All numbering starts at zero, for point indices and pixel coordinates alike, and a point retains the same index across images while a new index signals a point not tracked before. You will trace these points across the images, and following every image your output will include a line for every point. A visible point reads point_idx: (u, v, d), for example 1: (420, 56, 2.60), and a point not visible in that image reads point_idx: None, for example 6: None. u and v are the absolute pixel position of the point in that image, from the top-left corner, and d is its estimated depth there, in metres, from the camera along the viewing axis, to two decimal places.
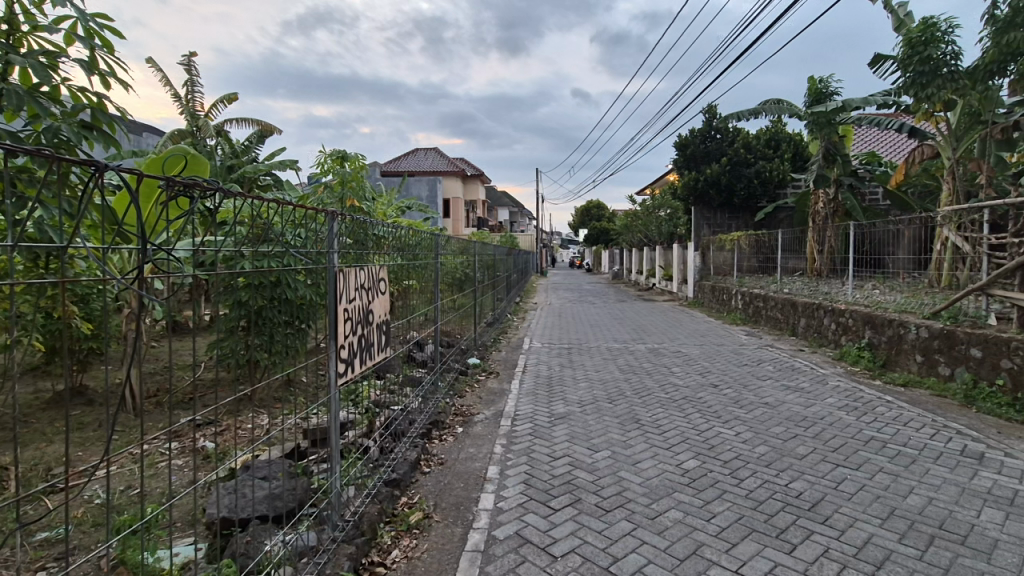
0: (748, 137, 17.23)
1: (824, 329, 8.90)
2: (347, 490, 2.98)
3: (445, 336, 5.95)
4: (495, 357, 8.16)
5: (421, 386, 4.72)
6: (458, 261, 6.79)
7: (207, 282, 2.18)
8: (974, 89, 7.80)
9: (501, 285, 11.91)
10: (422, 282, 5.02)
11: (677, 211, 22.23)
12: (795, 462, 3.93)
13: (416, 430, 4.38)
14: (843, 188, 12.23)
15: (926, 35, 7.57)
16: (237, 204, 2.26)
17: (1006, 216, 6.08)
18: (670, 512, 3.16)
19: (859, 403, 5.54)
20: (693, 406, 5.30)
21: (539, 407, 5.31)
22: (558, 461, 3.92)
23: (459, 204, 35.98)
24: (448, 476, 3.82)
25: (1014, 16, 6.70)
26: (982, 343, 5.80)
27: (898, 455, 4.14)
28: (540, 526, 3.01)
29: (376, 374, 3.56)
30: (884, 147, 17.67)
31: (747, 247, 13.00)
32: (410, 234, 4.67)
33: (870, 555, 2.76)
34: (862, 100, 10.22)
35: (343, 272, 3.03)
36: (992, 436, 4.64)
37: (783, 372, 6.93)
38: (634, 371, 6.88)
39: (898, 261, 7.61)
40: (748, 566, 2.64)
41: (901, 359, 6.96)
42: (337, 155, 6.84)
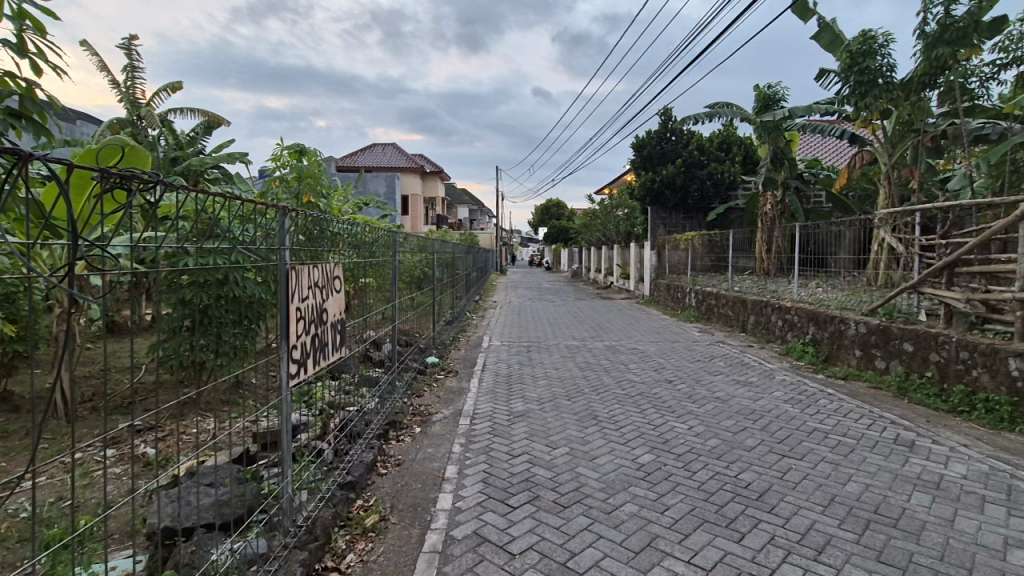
0: (702, 139, 17.80)
1: (771, 325, 9.29)
2: (299, 495, 2.90)
3: (403, 335, 5.87)
4: (454, 356, 8.09)
5: (378, 386, 4.64)
6: (417, 259, 6.71)
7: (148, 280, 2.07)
8: (908, 100, 8.30)
9: (461, 284, 11.88)
10: (380, 280, 4.94)
11: (634, 211, 22.68)
12: (743, 454, 4.09)
13: (372, 431, 4.29)
14: (789, 190, 12.81)
15: (865, 46, 7.96)
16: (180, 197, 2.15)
17: (935, 219, 6.51)
18: (626, 506, 3.22)
19: (802, 396, 5.82)
20: (648, 401, 5.44)
21: (499, 406, 5.30)
22: (516, 459, 3.94)
23: (418, 202, 35.56)
24: (404, 477, 3.77)
25: (942, 32, 7.16)
26: (914, 338, 6.18)
27: (838, 445, 4.37)
28: (498, 525, 3.01)
29: (331, 374, 3.48)
30: (826, 153, 18.69)
31: (700, 247, 13.42)
32: (367, 232, 4.58)
33: (811, 540, 2.90)
34: (806, 109, 10.72)
35: (297, 270, 2.94)
36: (921, 425, 4.97)
37: (734, 367, 7.19)
38: (592, 368, 6.98)
39: (840, 260, 8.05)
40: (700, 555, 2.73)
41: (841, 354, 7.37)
42: (294, 150, 6.62)
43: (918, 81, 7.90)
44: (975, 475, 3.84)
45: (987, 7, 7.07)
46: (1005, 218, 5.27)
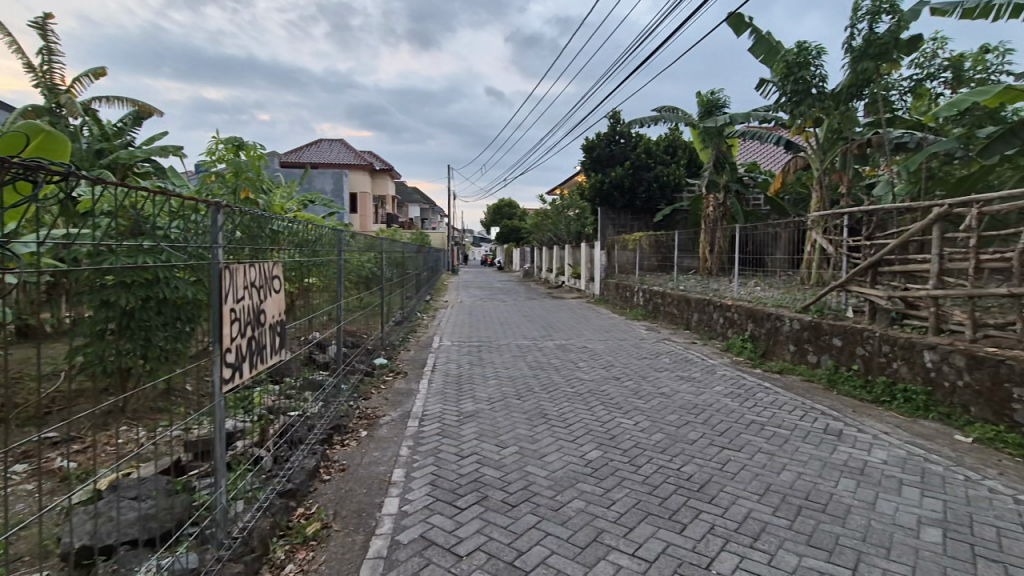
0: (649, 142, 18.32)
1: (713, 322, 9.68)
2: (234, 505, 2.77)
3: (349, 336, 5.71)
4: (403, 357, 7.96)
5: (322, 390, 4.50)
6: (365, 258, 6.55)
7: (67, 279, 1.93)
8: (838, 109, 8.76)
9: (411, 284, 11.69)
10: (324, 280, 4.78)
11: (585, 211, 23.06)
12: (686, 447, 4.23)
13: (316, 437, 4.16)
14: (731, 193, 13.39)
15: (800, 57, 8.39)
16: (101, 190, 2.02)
17: (861, 222, 6.96)
18: (574, 503, 3.26)
19: (741, 389, 6.09)
20: (597, 398, 5.55)
21: (448, 407, 5.26)
22: (465, 460, 3.91)
23: (367, 200, 34.78)
24: (349, 482, 3.66)
25: (867, 47, 7.67)
26: (842, 333, 6.59)
27: (773, 436, 4.59)
28: (446, 527, 2.98)
29: (270, 378, 3.35)
30: (764, 158, 19.68)
31: (647, 247, 13.80)
32: (310, 230, 4.42)
33: (748, 528, 3.03)
34: (746, 115, 11.22)
35: (231, 269, 2.78)
36: (848, 415, 5.30)
37: (678, 363, 7.43)
38: (542, 367, 7.04)
39: (776, 260, 8.49)
40: (644, 548, 2.80)
41: (777, 349, 7.76)
42: (231, 144, 6.29)
43: (846, 92, 8.42)
44: (894, 460, 4.14)
45: (906, 24, 7.61)
46: (922, 221, 5.69)
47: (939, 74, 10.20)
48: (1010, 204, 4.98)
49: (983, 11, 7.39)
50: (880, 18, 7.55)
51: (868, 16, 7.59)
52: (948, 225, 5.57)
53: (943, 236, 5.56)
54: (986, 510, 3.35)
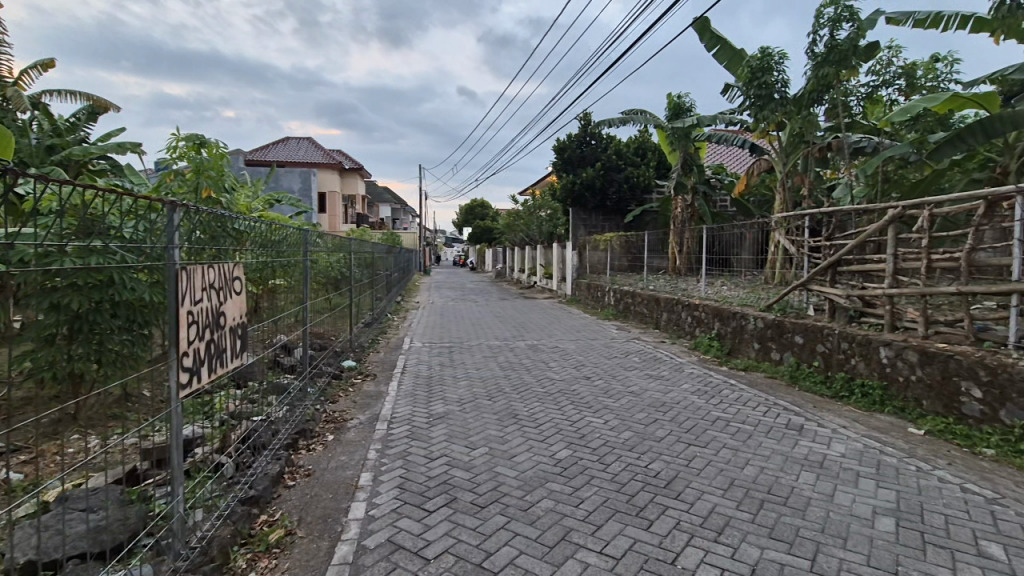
0: (619, 144, 18.57)
1: (681, 321, 9.86)
2: (192, 513, 2.68)
3: (317, 338, 5.61)
4: (372, 358, 7.85)
5: (288, 394, 4.41)
6: (333, 259, 6.45)
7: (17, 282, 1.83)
8: (800, 114, 9.00)
9: (381, 285, 11.56)
10: (290, 281, 4.68)
11: (556, 212, 23.21)
12: (653, 444, 4.30)
13: (281, 442, 4.06)
14: (699, 195, 13.67)
15: (763, 62, 8.62)
16: (54, 189, 1.90)
17: (821, 223, 7.20)
18: (543, 502, 3.27)
19: (708, 387, 6.23)
20: (567, 398, 5.58)
21: (418, 408, 5.21)
22: (434, 462, 3.88)
23: (336, 200, 34.21)
24: (314, 488, 3.59)
25: (828, 54, 7.92)
26: (804, 331, 6.79)
27: (738, 431, 4.71)
28: (414, 530, 2.95)
29: (232, 382, 3.26)
30: (731, 160, 20.18)
31: (618, 248, 13.97)
32: (275, 230, 4.32)
33: (713, 523, 3.10)
34: (713, 118, 11.47)
35: (188, 270, 2.68)
36: (809, 410, 5.48)
37: (647, 362, 7.55)
38: (514, 367, 7.05)
39: (742, 260, 8.69)
40: (611, 545, 2.83)
41: (743, 347, 7.96)
42: (192, 141, 6.05)
43: (808, 96, 8.68)
44: (852, 453, 4.29)
45: (864, 33, 7.91)
46: (878, 222, 5.93)
47: (894, 81, 10.64)
48: (958, 207, 5.23)
49: (934, 22, 7.74)
50: (840, 26, 7.82)
51: (830, 23, 7.85)
52: (902, 227, 5.82)
53: (898, 237, 5.80)
54: (936, 499, 3.51)
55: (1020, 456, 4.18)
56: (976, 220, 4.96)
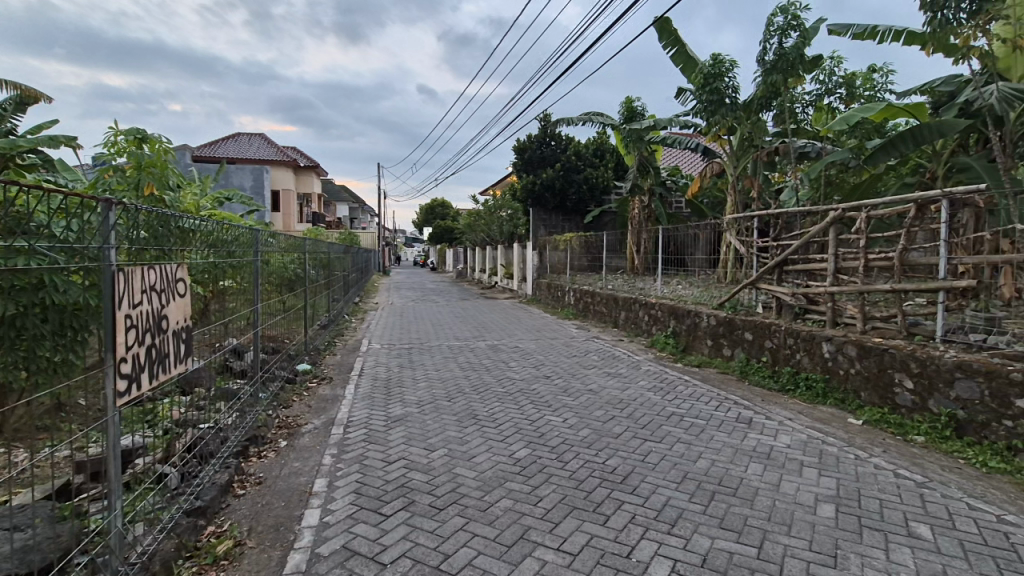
0: (579, 146, 18.83)
1: (639, 320, 10.09)
2: (132, 528, 2.55)
3: (269, 341, 5.43)
4: (328, 361, 7.66)
5: (237, 399, 4.26)
6: (287, 259, 6.27)
7: None
8: (750, 119, 9.35)
9: (338, 286, 11.31)
10: (240, 283, 4.52)
11: (517, 212, 23.31)
12: (611, 441, 4.38)
13: (230, 450, 3.92)
14: (655, 196, 14.03)
15: (715, 68, 8.89)
16: None
17: (769, 225, 7.52)
18: (502, 502, 3.28)
19: (664, 384, 6.40)
20: (527, 397, 5.62)
21: (375, 411, 5.13)
22: (392, 465, 3.83)
23: (291, 198, 33.25)
24: (266, 496, 3.48)
25: (777, 62, 8.24)
26: (753, 328, 7.07)
27: (691, 426, 4.86)
28: (370, 536, 2.90)
29: (177, 388, 3.12)
30: (686, 163, 20.80)
31: (577, 248, 14.16)
32: (225, 229, 4.17)
33: (666, 516, 3.18)
34: (668, 121, 11.77)
35: (125, 271, 2.52)
36: (758, 403, 5.71)
37: (606, 360, 7.68)
38: (473, 368, 7.04)
39: (697, 260, 8.96)
40: (568, 541, 2.87)
41: (697, 344, 8.22)
42: (133, 136, 5.68)
43: (757, 102, 9.01)
44: (796, 444, 4.50)
45: (809, 43, 8.28)
46: (821, 223, 6.24)
47: (835, 90, 11.21)
48: (892, 209, 5.57)
49: (871, 34, 8.19)
50: (787, 35, 8.17)
51: (779, 31, 8.18)
52: (842, 228, 6.15)
53: (839, 238, 6.11)
54: (871, 485, 3.73)
55: (946, 442, 4.49)
56: (908, 222, 5.30)
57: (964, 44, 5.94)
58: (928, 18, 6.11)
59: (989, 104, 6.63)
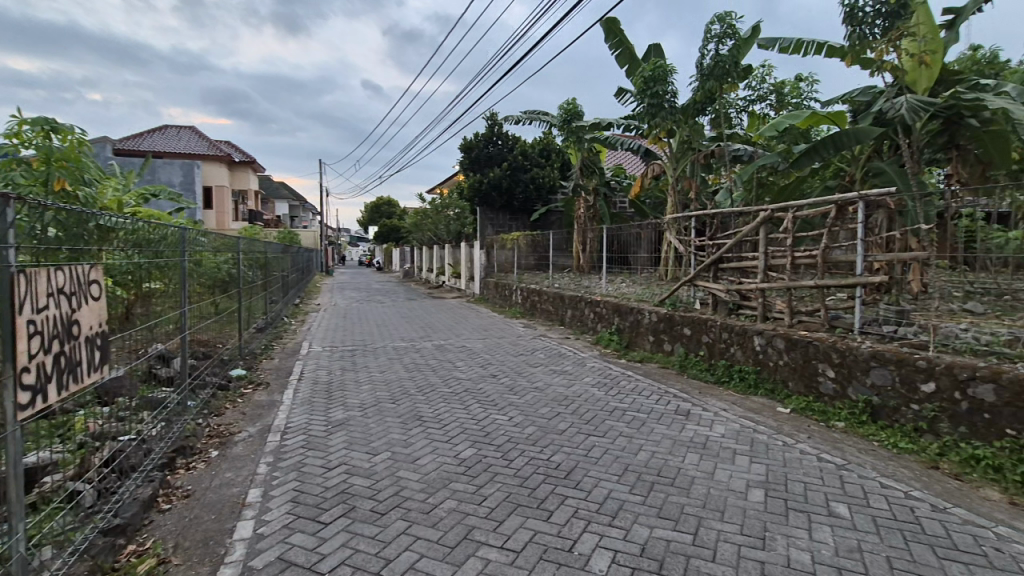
0: (525, 145, 18.97)
1: (584, 317, 10.29)
2: (39, 553, 2.35)
3: (199, 346, 5.15)
4: (265, 366, 7.35)
5: (163, 408, 4.01)
6: (220, 259, 5.97)
7: None
8: (688, 122, 9.70)
9: (277, 287, 10.89)
10: (168, 284, 4.27)
11: (464, 211, 23.22)
12: (555, 437, 4.44)
13: (155, 462, 3.69)
14: (600, 196, 14.35)
15: (654, 73, 9.19)
16: None
17: (705, 224, 7.85)
18: (445, 503, 3.26)
19: (607, 379, 6.56)
20: (473, 396, 5.61)
21: (315, 416, 4.97)
22: (332, 471, 3.72)
23: (226, 195, 31.65)
24: (194, 510, 3.30)
25: (713, 68, 8.60)
26: (691, 324, 7.37)
27: (632, 419, 5.01)
28: (307, 545, 2.81)
29: (94, 398, 2.92)
30: (629, 163, 21.40)
31: (524, 247, 14.27)
32: (151, 228, 3.93)
33: (607, 508, 3.27)
34: (611, 122, 12.05)
35: (27, 273, 2.31)
36: (695, 396, 5.96)
37: (552, 358, 7.78)
38: (420, 368, 6.95)
39: (639, 258, 9.23)
40: (512, 539, 2.88)
41: (639, 340, 8.47)
42: (40, 125, 5.12)
43: (694, 106, 9.37)
44: (730, 433, 4.73)
45: (743, 51, 8.70)
46: (752, 223, 6.58)
47: (766, 96, 11.84)
48: (816, 209, 5.95)
49: (796, 48, 8.72)
50: (723, 42, 8.54)
51: (715, 38, 8.54)
52: (771, 227, 6.51)
53: (768, 237, 6.47)
54: (797, 469, 3.97)
55: (863, 426, 4.85)
56: (830, 222, 5.68)
57: (879, 57, 6.41)
58: (848, 31, 6.58)
59: (899, 114, 7.21)
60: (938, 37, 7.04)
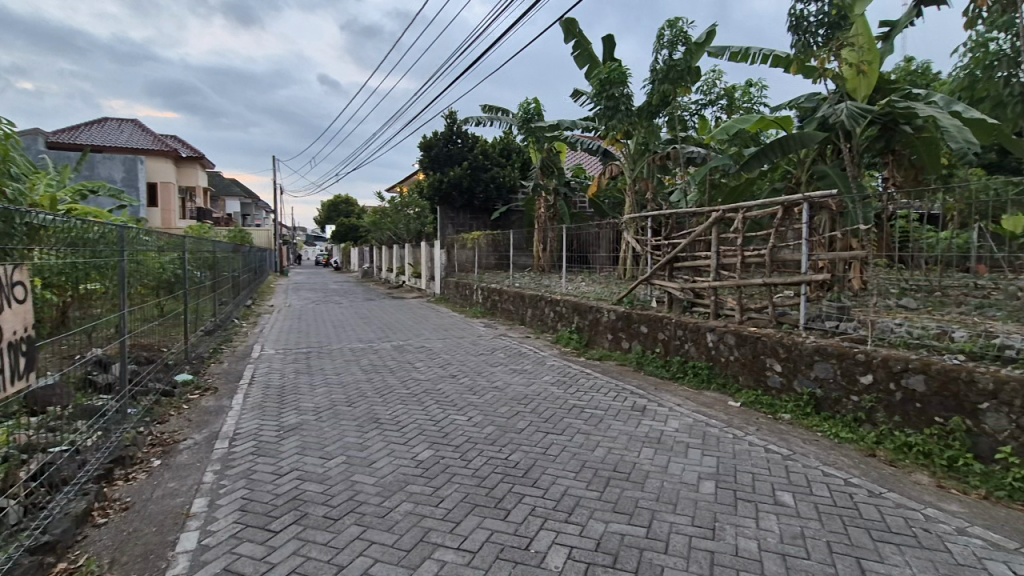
0: (486, 145, 18.93)
1: (544, 316, 10.38)
2: None
3: (141, 350, 4.91)
4: (214, 370, 7.07)
5: (100, 417, 3.80)
6: (164, 259, 5.70)
7: None
8: (643, 124, 9.92)
9: (227, 288, 10.49)
10: (106, 286, 4.05)
11: (425, 210, 22.99)
12: (514, 436, 4.46)
13: (91, 474, 3.49)
14: (560, 196, 14.49)
15: (610, 76, 9.35)
16: None
17: (661, 224, 8.05)
18: (402, 506, 3.22)
19: (566, 377, 6.64)
20: (432, 397, 5.56)
21: (267, 421, 4.82)
22: (283, 478, 3.61)
23: (172, 191, 30.25)
24: (133, 523, 3.14)
25: (666, 72, 8.83)
26: (648, 322, 7.54)
27: (590, 416, 5.09)
28: (256, 554, 2.72)
29: (22, 408, 2.74)
30: (589, 163, 21.68)
31: (485, 246, 14.25)
32: (89, 225, 3.73)
33: (563, 505, 3.30)
34: (570, 122, 12.20)
35: None
36: (650, 392, 6.10)
37: (512, 357, 7.81)
38: (377, 370, 6.84)
39: (599, 258, 9.35)
40: (468, 539, 2.88)
41: (597, 338, 8.62)
42: None
43: (649, 109, 9.59)
44: (683, 427, 4.87)
45: (694, 57, 8.96)
46: (704, 223, 6.80)
47: (717, 101, 12.24)
48: (764, 211, 6.21)
49: (744, 56, 9.04)
50: (675, 48, 8.78)
51: (668, 44, 8.76)
52: (723, 228, 6.74)
53: (720, 237, 6.71)
54: (746, 460, 4.13)
55: (807, 418, 5.09)
56: (778, 223, 5.95)
57: (821, 66, 6.75)
58: (794, 40, 6.82)
59: (840, 121, 7.62)
60: (874, 48, 7.47)
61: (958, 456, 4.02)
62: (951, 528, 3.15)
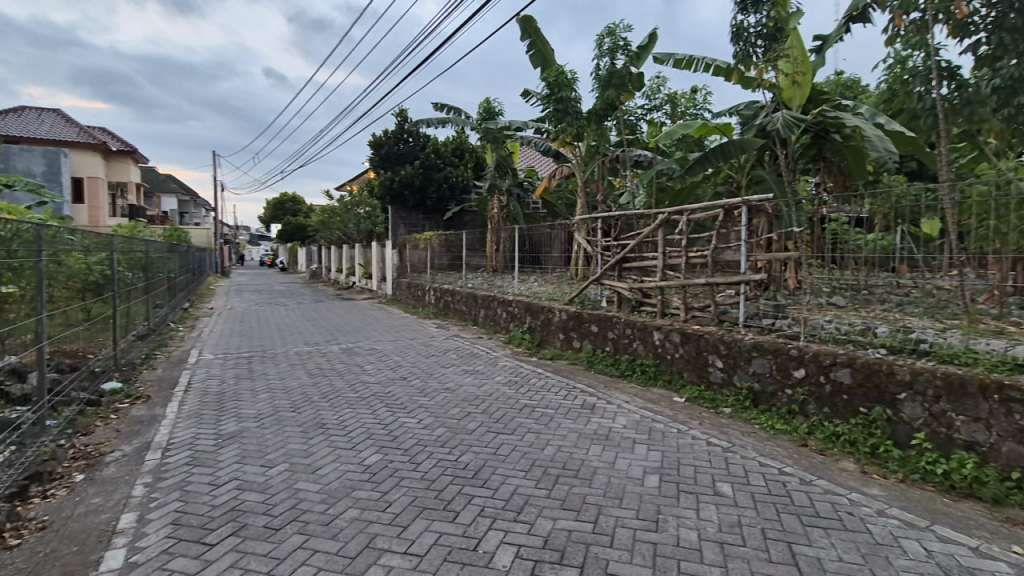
0: (438, 143, 18.75)
1: (497, 317, 10.40)
2: None
3: (63, 357, 4.58)
4: (147, 377, 6.69)
5: (15, 429, 3.52)
6: (90, 259, 5.33)
7: None
8: (592, 127, 10.11)
9: (161, 291, 9.92)
10: (23, 289, 3.76)
11: (376, 209, 22.54)
12: (464, 437, 4.46)
13: (2, 492, 3.22)
14: (513, 197, 14.54)
15: (558, 79, 9.47)
16: None
17: (610, 225, 8.24)
18: (347, 512, 3.15)
19: (518, 377, 6.69)
20: (381, 401, 5.46)
21: (204, 430, 4.60)
22: (221, 488, 3.46)
23: (101, 187, 28.36)
24: (52, 542, 2.93)
25: (609, 78, 9.02)
26: (598, 321, 7.70)
27: (540, 416, 5.15)
28: (189, 569, 2.60)
29: None
30: (541, 164, 21.86)
31: (438, 247, 14.14)
32: (3, 223, 3.45)
33: (512, 504, 3.32)
34: (521, 123, 12.28)
35: None
36: (599, 390, 6.23)
37: (464, 358, 7.78)
38: (324, 374, 6.65)
39: (551, 258, 9.47)
40: (416, 543, 2.85)
41: (549, 338, 8.72)
42: None
43: (597, 112, 9.78)
44: (630, 424, 5.00)
45: (635, 63, 9.20)
46: (651, 225, 7.01)
47: (662, 106, 12.65)
48: (707, 213, 6.47)
49: (687, 63, 9.38)
50: (615, 56, 9.00)
51: (608, 52, 8.97)
52: (668, 229, 6.97)
53: (666, 238, 6.94)
54: (688, 454, 4.29)
55: (746, 411, 5.34)
56: (719, 225, 6.23)
57: (759, 76, 7.09)
58: (735, 50, 7.13)
59: (777, 128, 8.01)
60: (807, 60, 7.88)
61: (879, 443, 4.32)
62: (871, 510, 3.39)
